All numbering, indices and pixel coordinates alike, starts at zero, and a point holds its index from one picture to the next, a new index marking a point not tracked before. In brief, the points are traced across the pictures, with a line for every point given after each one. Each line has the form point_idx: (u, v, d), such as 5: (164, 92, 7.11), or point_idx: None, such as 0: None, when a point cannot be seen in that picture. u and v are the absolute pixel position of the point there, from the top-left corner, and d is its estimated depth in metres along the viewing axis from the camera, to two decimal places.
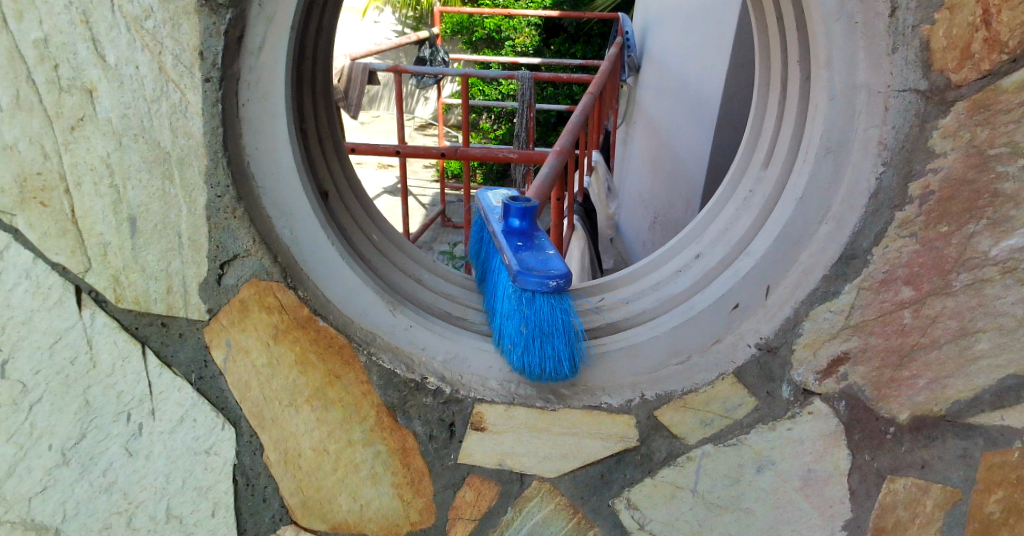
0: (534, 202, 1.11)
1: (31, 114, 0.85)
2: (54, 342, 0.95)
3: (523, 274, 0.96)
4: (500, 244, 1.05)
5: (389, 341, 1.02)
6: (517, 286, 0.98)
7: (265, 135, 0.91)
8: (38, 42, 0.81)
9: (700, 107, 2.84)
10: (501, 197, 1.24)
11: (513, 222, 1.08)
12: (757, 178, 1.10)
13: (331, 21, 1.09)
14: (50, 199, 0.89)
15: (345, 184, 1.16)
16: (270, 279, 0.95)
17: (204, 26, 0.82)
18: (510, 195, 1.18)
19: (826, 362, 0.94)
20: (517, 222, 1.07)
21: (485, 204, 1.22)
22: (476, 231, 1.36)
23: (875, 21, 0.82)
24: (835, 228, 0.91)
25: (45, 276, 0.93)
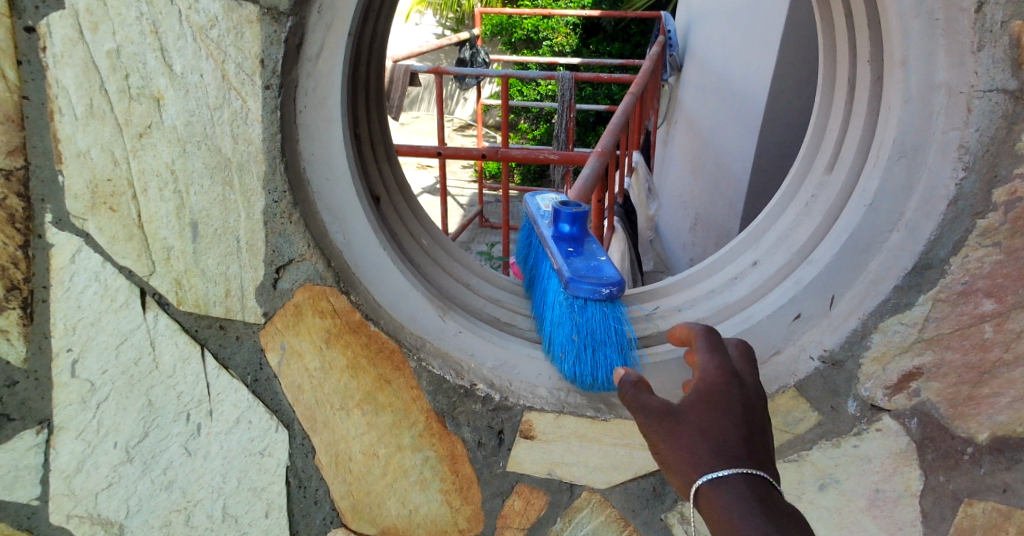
0: (585, 208, 1.13)
1: (103, 122, 0.86)
2: (121, 343, 0.98)
3: (574, 281, 1.00)
4: (550, 250, 1.08)
5: (438, 347, 1.02)
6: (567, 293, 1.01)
7: (322, 142, 0.92)
8: (111, 52, 0.82)
9: (745, 107, 2.77)
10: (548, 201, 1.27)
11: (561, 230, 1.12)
12: (819, 183, 1.06)
13: (385, 27, 1.10)
14: (119, 205, 0.90)
15: (394, 188, 1.17)
16: (323, 284, 0.96)
17: (266, 34, 0.84)
18: (558, 200, 1.18)
19: (896, 377, 0.90)
20: (568, 227, 1.10)
21: (534, 209, 1.23)
22: (524, 235, 1.35)
23: (959, 17, 0.78)
24: (908, 236, 0.86)
25: (112, 279, 0.94)
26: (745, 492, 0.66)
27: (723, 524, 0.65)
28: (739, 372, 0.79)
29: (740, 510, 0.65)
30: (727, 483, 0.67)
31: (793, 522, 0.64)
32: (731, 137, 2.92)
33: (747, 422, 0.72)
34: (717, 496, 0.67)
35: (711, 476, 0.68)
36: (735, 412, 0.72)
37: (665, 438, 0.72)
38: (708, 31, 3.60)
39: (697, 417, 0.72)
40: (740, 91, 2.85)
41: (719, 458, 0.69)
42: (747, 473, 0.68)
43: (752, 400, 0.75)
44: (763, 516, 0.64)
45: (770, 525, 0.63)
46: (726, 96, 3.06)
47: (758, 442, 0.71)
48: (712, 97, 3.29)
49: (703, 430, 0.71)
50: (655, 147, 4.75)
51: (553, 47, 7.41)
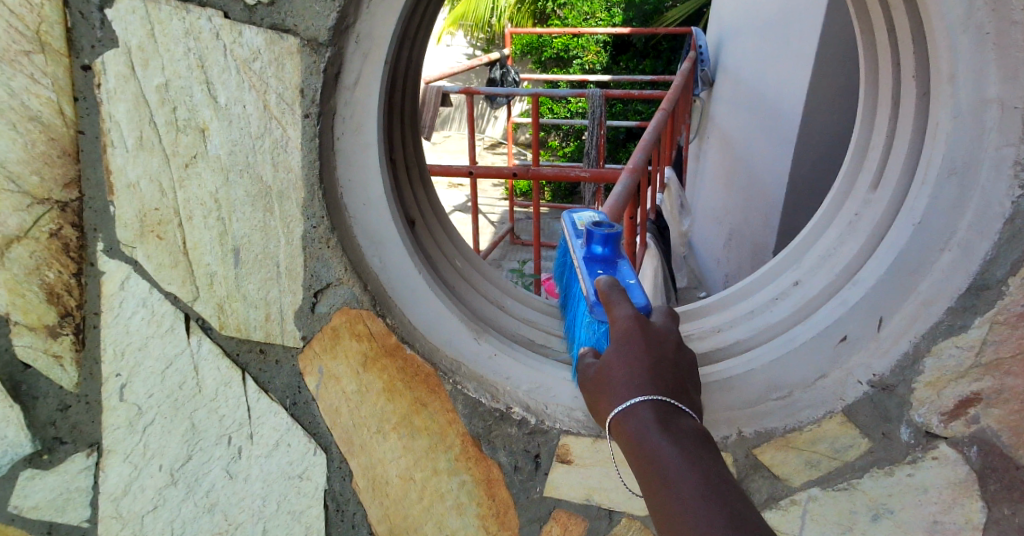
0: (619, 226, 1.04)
1: (152, 153, 0.89)
2: (166, 368, 1.00)
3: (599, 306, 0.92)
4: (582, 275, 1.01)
5: (474, 370, 1.02)
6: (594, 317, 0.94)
7: (359, 167, 0.94)
8: (159, 87, 0.85)
9: (779, 122, 2.73)
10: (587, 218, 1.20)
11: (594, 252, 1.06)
12: (863, 201, 1.04)
13: (419, 53, 1.12)
14: (166, 232, 0.93)
15: (428, 211, 1.19)
16: (360, 307, 0.97)
17: (305, 64, 0.85)
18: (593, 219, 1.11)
19: (953, 403, 0.86)
20: (600, 249, 1.02)
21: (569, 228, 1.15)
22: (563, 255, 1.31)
23: (1011, 31, 0.75)
24: (962, 255, 0.83)
25: (159, 305, 0.97)
26: (651, 417, 0.71)
27: (634, 449, 0.70)
28: (653, 322, 0.83)
29: (646, 433, 0.70)
30: (635, 413, 0.72)
31: (699, 442, 0.69)
32: (766, 152, 2.88)
33: (655, 352, 0.76)
34: (627, 426, 0.72)
35: (623, 407, 0.73)
36: (640, 350, 0.77)
37: (599, 389, 0.79)
38: (740, 46, 3.56)
39: (612, 363, 0.77)
40: (774, 105, 2.82)
41: (633, 391, 0.73)
42: (653, 399, 0.72)
43: (670, 332, 0.80)
44: (666, 436, 0.69)
45: (673, 444, 0.68)
46: (760, 111, 3.02)
47: (667, 370, 0.75)
48: (746, 112, 3.26)
49: (620, 368, 0.76)
50: (688, 162, 4.72)
51: (583, 65, 7.44)
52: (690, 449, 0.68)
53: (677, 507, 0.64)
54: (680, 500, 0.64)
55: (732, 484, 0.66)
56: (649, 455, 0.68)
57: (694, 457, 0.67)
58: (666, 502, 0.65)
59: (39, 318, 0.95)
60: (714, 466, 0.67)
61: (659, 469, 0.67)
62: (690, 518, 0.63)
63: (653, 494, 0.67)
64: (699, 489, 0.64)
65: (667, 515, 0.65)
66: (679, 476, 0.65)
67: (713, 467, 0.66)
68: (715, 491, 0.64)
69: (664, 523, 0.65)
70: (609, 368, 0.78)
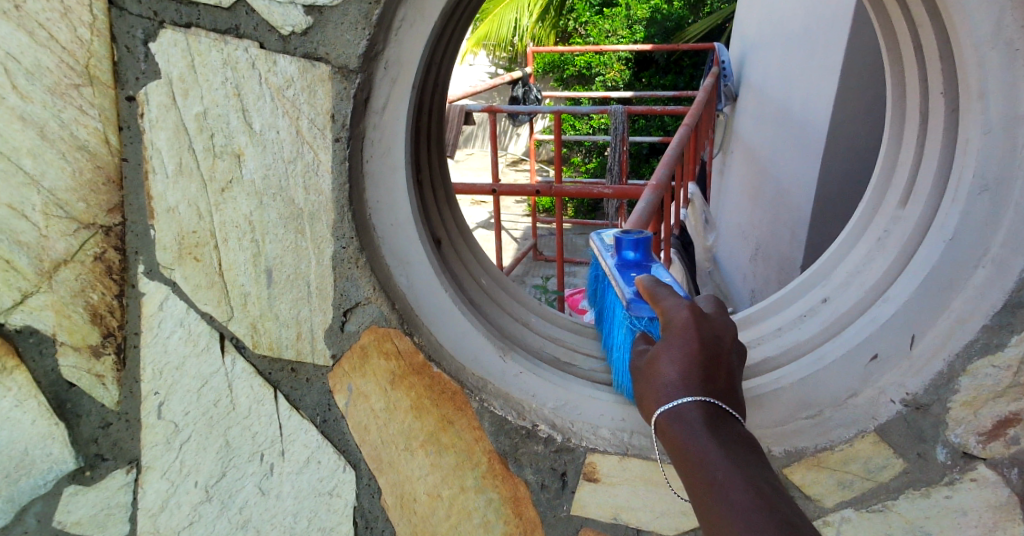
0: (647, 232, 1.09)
1: (190, 178, 0.92)
2: (201, 386, 1.03)
3: (635, 300, 0.95)
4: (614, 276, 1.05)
5: (500, 388, 1.03)
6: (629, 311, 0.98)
7: (388, 189, 0.96)
8: (198, 115, 0.88)
9: (805, 136, 2.72)
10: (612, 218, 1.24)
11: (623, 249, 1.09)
12: (892, 218, 1.04)
13: (445, 77, 1.15)
14: (202, 254, 0.95)
15: (454, 230, 1.21)
16: (388, 326, 0.99)
17: (337, 91, 0.88)
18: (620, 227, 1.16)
19: (991, 424, 0.85)
20: (631, 254, 1.06)
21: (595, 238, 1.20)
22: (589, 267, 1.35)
23: None
24: (996, 272, 0.82)
25: (195, 325, 1.00)
26: (699, 419, 0.69)
27: (680, 451, 0.68)
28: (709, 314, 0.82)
29: (693, 436, 0.68)
30: (682, 414, 0.70)
31: (749, 449, 0.67)
32: (791, 166, 2.86)
33: (706, 350, 0.75)
34: (674, 428, 0.70)
35: (671, 407, 0.71)
36: (692, 346, 0.75)
37: (646, 384, 0.77)
38: (763, 61, 3.56)
39: (662, 355, 0.76)
40: (799, 119, 2.80)
41: (682, 391, 0.72)
42: (702, 401, 0.70)
43: (722, 333, 0.79)
44: (714, 441, 0.67)
45: (721, 448, 0.66)
46: (785, 125, 3.01)
47: (720, 375, 0.74)
48: (771, 126, 3.24)
49: (669, 363, 0.75)
50: (711, 177, 4.70)
51: (605, 82, 7.48)
52: (739, 454, 0.66)
53: (726, 510, 0.61)
54: (729, 505, 0.61)
55: (785, 495, 0.62)
56: (697, 457, 0.66)
57: (743, 462, 0.65)
58: (713, 505, 0.62)
59: (84, 339, 0.99)
60: (766, 474, 0.64)
61: (707, 472, 0.64)
62: (740, 523, 0.60)
63: (699, 497, 0.64)
64: (749, 494, 0.62)
65: (714, 522, 0.62)
66: (729, 479, 0.63)
67: (762, 474, 0.64)
68: (765, 498, 0.61)
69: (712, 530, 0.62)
70: (657, 363, 0.76)
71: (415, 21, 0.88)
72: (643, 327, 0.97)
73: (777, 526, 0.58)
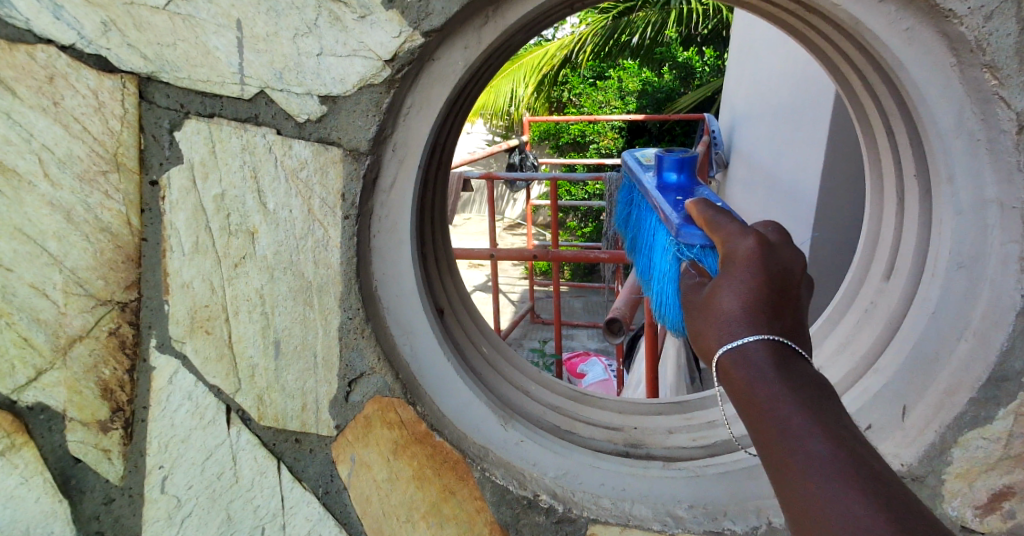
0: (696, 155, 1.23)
1: (205, 256, 0.95)
2: (206, 458, 1.03)
3: (685, 228, 1.03)
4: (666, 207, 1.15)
5: (502, 456, 1.04)
6: (679, 242, 1.04)
7: (393, 263, 1.00)
8: (216, 196, 0.93)
9: (795, 203, 2.79)
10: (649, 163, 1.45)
11: (675, 196, 1.20)
12: (878, 289, 1.08)
13: (449, 154, 1.21)
14: (213, 327, 0.98)
15: (457, 300, 1.24)
16: (392, 396, 1.01)
17: (347, 172, 0.92)
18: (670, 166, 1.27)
19: (986, 496, 0.88)
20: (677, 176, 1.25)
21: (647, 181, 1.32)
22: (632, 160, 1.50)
23: (1001, 138, 0.81)
24: (978, 345, 0.85)
25: (203, 397, 1.01)
26: (765, 359, 0.69)
27: (747, 392, 0.68)
28: (773, 244, 0.80)
29: (765, 381, 0.68)
30: (748, 353, 0.69)
31: (816, 388, 0.68)
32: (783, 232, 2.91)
33: (770, 280, 0.74)
34: (741, 370, 0.69)
35: (733, 346, 0.71)
36: (759, 274, 0.75)
37: (702, 320, 0.76)
38: (753, 131, 3.68)
39: (721, 289, 0.75)
40: (789, 187, 2.88)
41: (747, 329, 0.71)
42: (768, 340, 0.70)
43: (789, 265, 0.77)
44: (785, 386, 0.67)
45: (794, 395, 0.66)
46: (776, 193, 3.09)
47: (786, 308, 0.73)
48: (763, 193, 3.33)
49: (730, 298, 0.74)
50: None
51: (600, 148, 7.68)
52: (810, 396, 0.67)
53: (804, 462, 0.63)
54: (809, 459, 0.63)
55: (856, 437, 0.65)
56: (768, 402, 0.66)
57: (817, 408, 0.66)
58: (787, 452, 0.64)
59: (93, 414, 1.00)
60: (838, 417, 0.66)
61: (779, 419, 0.65)
62: (819, 474, 0.62)
63: (768, 441, 0.66)
64: (827, 443, 0.63)
65: (791, 473, 0.64)
66: (805, 429, 0.64)
67: (835, 418, 0.66)
68: (843, 446, 0.63)
69: (784, 477, 0.64)
70: (716, 298, 0.75)
71: (421, 107, 0.93)
72: (693, 255, 1.01)
73: (859, 480, 0.61)
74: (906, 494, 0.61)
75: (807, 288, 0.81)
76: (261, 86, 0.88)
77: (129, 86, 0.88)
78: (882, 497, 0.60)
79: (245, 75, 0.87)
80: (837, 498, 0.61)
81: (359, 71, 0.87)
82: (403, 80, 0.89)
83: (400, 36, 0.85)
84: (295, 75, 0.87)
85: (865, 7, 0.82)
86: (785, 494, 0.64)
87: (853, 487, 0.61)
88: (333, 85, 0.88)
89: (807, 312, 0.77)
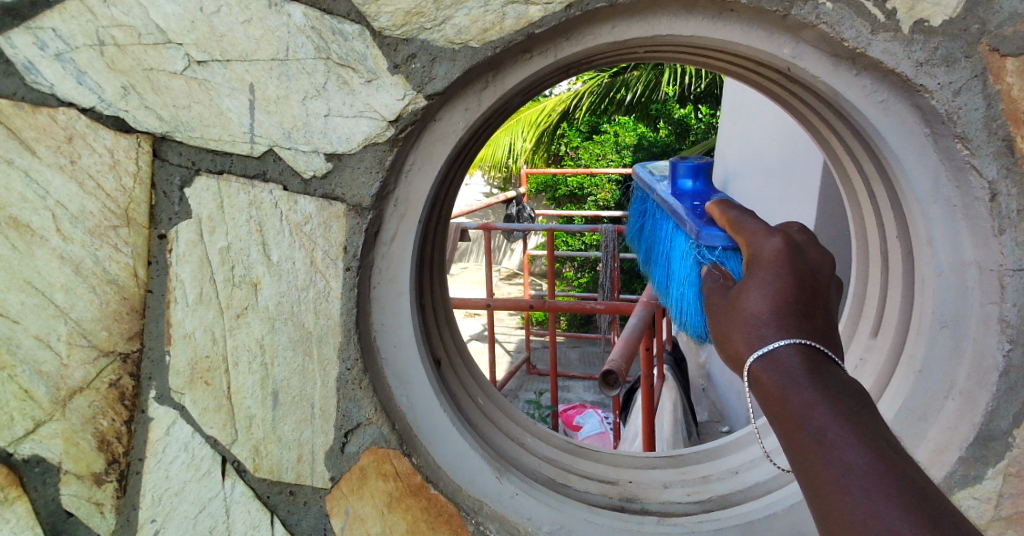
0: (705, 160, 1.27)
1: (208, 307, 0.97)
2: (199, 511, 1.03)
3: (705, 231, 1.09)
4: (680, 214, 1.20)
5: (496, 510, 1.04)
6: (700, 244, 1.11)
7: (392, 313, 1.02)
8: (222, 249, 0.95)
9: None
10: (661, 171, 1.49)
11: (691, 202, 1.24)
12: (867, 346, 1.11)
13: (449, 205, 1.24)
14: (213, 378, 0.99)
15: (454, 351, 1.26)
16: (387, 447, 1.01)
17: (350, 225, 0.95)
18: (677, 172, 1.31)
19: None
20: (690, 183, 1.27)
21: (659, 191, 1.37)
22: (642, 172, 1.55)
23: (975, 204, 0.85)
24: (965, 404, 0.88)
25: (199, 448, 1.01)
26: (799, 367, 0.69)
27: (780, 399, 0.69)
28: (802, 246, 0.83)
29: (798, 387, 0.68)
30: (780, 360, 0.70)
31: (852, 397, 0.67)
32: None
33: (800, 278, 0.77)
34: (773, 376, 0.70)
35: (763, 352, 0.72)
36: (786, 274, 0.78)
37: (729, 322, 0.78)
38: (745, 185, 3.75)
39: (749, 288, 0.78)
40: None
41: (776, 332, 0.73)
42: (799, 345, 0.71)
43: (817, 267, 0.80)
44: (819, 392, 0.67)
45: (829, 401, 0.66)
46: None
47: (819, 312, 0.75)
48: None
49: (758, 299, 0.76)
50: None
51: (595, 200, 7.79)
52: (846, 404, 0.67)
53: (839, 471, 0.63)
54: (846, 468, 0.62)
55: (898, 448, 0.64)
56: (802, 409, 0.66)
57: (854, 415, 0.66)
58: (822, 461, 0.64)
59: (88, 466, 1.00)
60: (877, 425, 0.65)
61: (813, 426, 0.65)
62: (854, 484, 0.61)
63: (802, 450, 0.66)
64: (866, 453, 0.63)
65: (827, 484, 0.63)
66: (841, 438, 0.64)
67: (875, 427, 0.65)
68: (882, 455, 0.63)
69: (820, 488, 0.64)
70: (743, 298, 0.78)
71: (423, 165, 0.97)
72: (715, 259, 1.07)
73: (899, 492, 0.60)
74: (948, 508, 0.59)
75: (835, 290, 0.83)
76: (270, 145, 0.92)
77: (144, 144, 0.92)
78: (920, 509, 0.59)
79: (255, 135, 0.91)
80: (876, 508, 0.60)
81: (364, 130, 0.91)
82: (406, 139, 0.93)
83: (405, 99, 0.89)
84: (303, 134, 0.91)
85: (842, 80, 0.87)
86: (820, 506, 0.63)
87: (894, 499, 0.60)
88: (339, 143, 0.92)
89: (837, 314, 0.78)
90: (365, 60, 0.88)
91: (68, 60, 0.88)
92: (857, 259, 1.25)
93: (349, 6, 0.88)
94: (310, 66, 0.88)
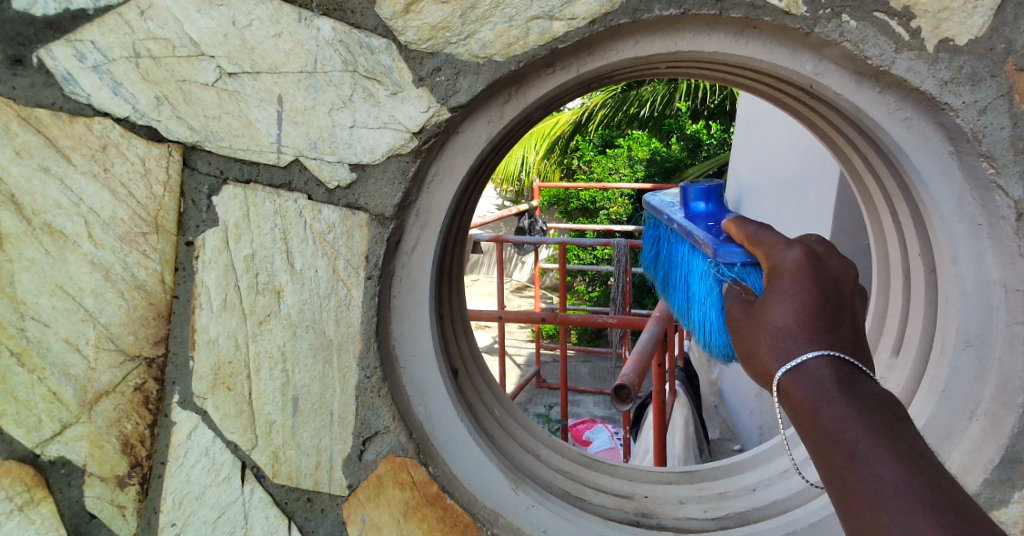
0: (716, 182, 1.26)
1: (232, 313, 0.98)
2: (218, 516, 1.04)
3: (723, 248, 1.08)
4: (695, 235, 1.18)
5: (512, 522, 1.04)
6: (717, 262, 1.09)
7: (411, 323, 1.03)
8: (247, 256, 0.97)
9: None
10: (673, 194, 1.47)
11: (705, 222, 1.24)
12: (888, 365, 1.10)
13: (468, 217, 1.25)
14: (235, 384, 1.00)
15: (471, 362, 1.27)
16: (405, 455, 1.01)
17: (373, 235, 0.96)
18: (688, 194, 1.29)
19: None
20: (703, 204, 1.26)
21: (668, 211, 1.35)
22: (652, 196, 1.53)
23: (1001, 224, 0.85)
24: (990, 426, 0.88)
25: (219, 453, 1.02)
26: (830, 379, 0.71)
27: (811, 413, 0.70)
28: (823, 256, 0.82)
29: (829, 400, 0.69)
30: (811, 373, 0.72)
31: (885, 409, 0.68)
32: None
33: (823, 291, 0.77)
34: (803, 389, 0.71)
35: (794, 365, 0.73)
36: (809, 287, 0.77)
37: (755, 337, 0.79)
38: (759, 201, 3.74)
39: (773, 303, 0.78)
40: None
41: (805, 345, 0.74)
42: (830, 357, 0.72)
43: (840, 277, 0.79)
44: (851, 406, 0.69)
45: (861, 415, 0.68)
46: None
47: (843, 322, 0.76)
48: None
49: (784, 311, 0.76)
50: None
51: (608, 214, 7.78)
52: (879, 419, 0.68)
53: (872, 485, 0.64)
54: (879, 483, 0.64)
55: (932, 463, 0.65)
56: (834, 423, 0.68)
57: (888, 429, 0.67)
58: (854, 475, 0.65)
59: (111, 469, 1.01)
60: (912, 440, 0.66)
61: (847, 441, 0.67)
62: (888, 499, 0.63)
63: (835, 465, 0.67)
64: (899, 468, 0.64)
65: (860, 500, 0.64)
66: (874, 453, 0.65)
67: (909, 441, 0.66)
68: (916, 469, 0.64)
69: (854, 503, 0.65)
70: (769, 312, 0.78)
71: (444, 176, 0.98)
72: (734, 274, 1.06)
73: (932, 507, 0.61)
74: (985, 523, 0.60)
75: (864, 301, 0.84)
76: (296, 154, 0.93)
77: (175, 153, 0.94)
78: (955, 524, 0.60)
79: (282, 145, 0.93)
80: (909, 523, 0.61)
81: (388, 141, 0.92)
82: (429, 151, 0.94)
83: (428, 111, 0.91)
84: (329, 144, 0.93)
85: (866, 97, 0.87)
86: (855, 522, 0.64)
87: (927, 514, 0.61)
88: (363, 154, 0.93)
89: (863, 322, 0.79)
90: (391, 73, 0.90)
91: (105, 71, 0.90)
92: (879, 275, 1.23)
93: (376, 21, 0.89)
94: (337, 78, 0.90)
